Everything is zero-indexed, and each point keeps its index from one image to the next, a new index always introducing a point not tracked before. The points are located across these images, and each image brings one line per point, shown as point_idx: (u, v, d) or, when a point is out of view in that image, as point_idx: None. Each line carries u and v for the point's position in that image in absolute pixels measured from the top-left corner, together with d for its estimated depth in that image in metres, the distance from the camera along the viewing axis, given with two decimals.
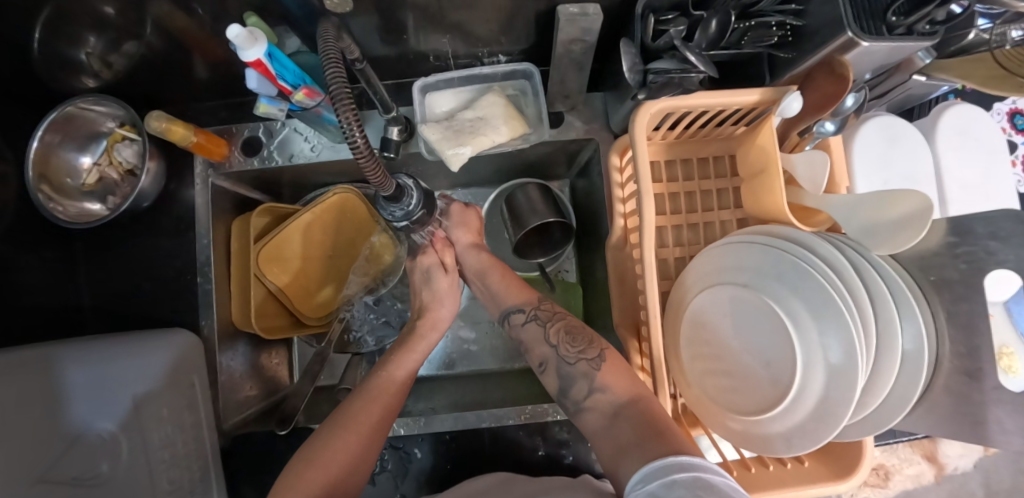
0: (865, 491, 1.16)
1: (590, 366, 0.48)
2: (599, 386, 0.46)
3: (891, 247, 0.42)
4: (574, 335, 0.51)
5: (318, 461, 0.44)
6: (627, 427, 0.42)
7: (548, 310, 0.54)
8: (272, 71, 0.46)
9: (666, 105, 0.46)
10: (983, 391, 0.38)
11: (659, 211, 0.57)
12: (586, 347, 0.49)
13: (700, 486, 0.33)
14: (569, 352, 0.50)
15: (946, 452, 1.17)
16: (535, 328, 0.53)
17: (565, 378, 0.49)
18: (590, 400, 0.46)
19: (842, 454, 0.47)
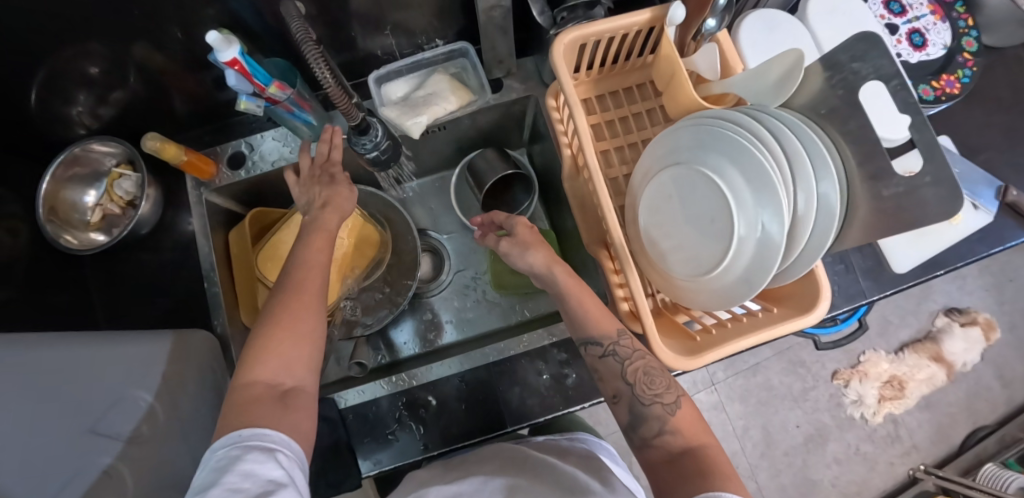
0: (886, 405, 1.20)
1: (665, 409, 0.50)
2: (671, 428, 0.49)
3: (777, 93, 0.50)
4: (650, 375, 0.52)
5: (271, 341, 0.45)
6: (690, 463, 0.46)
7: (628, 346, 0.54)
8: (248, 70, 0.54)
9: (575, 34, 0.54)
10: (888, 186, 0.44)
11: (601, 138, 0.65)
12: (662, 390, 0.51)
13: None
14: (645, 393, 0.51)
15: (953, 350, 1.22)
16: (613, 366, 0.53)
17: (636, 416, 0.51)
18: (659, 439, 0.49)
19: (801, 293, 0.53)
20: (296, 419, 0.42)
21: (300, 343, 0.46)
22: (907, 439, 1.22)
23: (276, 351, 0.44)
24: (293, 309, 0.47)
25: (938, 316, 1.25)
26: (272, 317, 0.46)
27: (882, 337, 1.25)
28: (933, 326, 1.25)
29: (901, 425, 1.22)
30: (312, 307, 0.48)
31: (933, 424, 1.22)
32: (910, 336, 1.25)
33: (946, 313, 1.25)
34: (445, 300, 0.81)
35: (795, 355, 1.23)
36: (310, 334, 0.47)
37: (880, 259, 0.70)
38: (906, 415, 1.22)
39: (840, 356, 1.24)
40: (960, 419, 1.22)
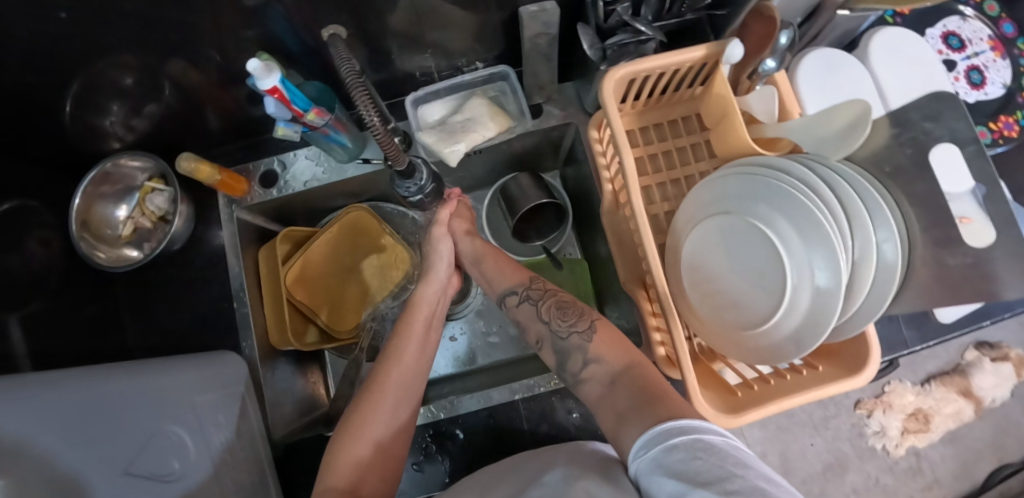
0: (909, 438, 1.18)
1: (581, 339, 0.51)
2: (594, 358, 0.50)
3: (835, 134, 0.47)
4: (564, 310, 0.54)
5: (353, 437, 0.49)
6: (622, 394, 0.45)
7: (539, 289, 0.57)
8: (287, 97, 0.53)
9: (626, 70, 0.52)
10: (956, 255, 0.42)
11: (643, 173, 0.62)
12: (576, 320, 0.53)
13: (700, 448, 0.35)
14: (562, 326, 0.53)
15: (981, 385, 1.19)
16: (528, 308, 0.56)
17: (561, 353, 0.52)
18: (586, 372, 0.50)
19: (853, 352, 0.51)
20: None
21: (377, 443, 0.49)
22: (929, 473, 1.20)
23: (353, 450, 0.48)
24: (376, 406, 0.50)
25: (968, 350, 1.22)
26: (358, 414, 0.50)
27: (909, 368, 1.22)
28: (962, 359, 1.22)
29: (923, 459, 1.20)
30: (397, 402, 0.51)
31: (957, 459, 1.20)
32: (937, 368, 1.22)
33: (977, 347, 1.22)
34: (471, 323, 0.80)
35: None
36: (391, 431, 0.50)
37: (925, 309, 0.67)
38: (929, 450, 1.20)
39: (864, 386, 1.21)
40: (985, 456, 1.20)
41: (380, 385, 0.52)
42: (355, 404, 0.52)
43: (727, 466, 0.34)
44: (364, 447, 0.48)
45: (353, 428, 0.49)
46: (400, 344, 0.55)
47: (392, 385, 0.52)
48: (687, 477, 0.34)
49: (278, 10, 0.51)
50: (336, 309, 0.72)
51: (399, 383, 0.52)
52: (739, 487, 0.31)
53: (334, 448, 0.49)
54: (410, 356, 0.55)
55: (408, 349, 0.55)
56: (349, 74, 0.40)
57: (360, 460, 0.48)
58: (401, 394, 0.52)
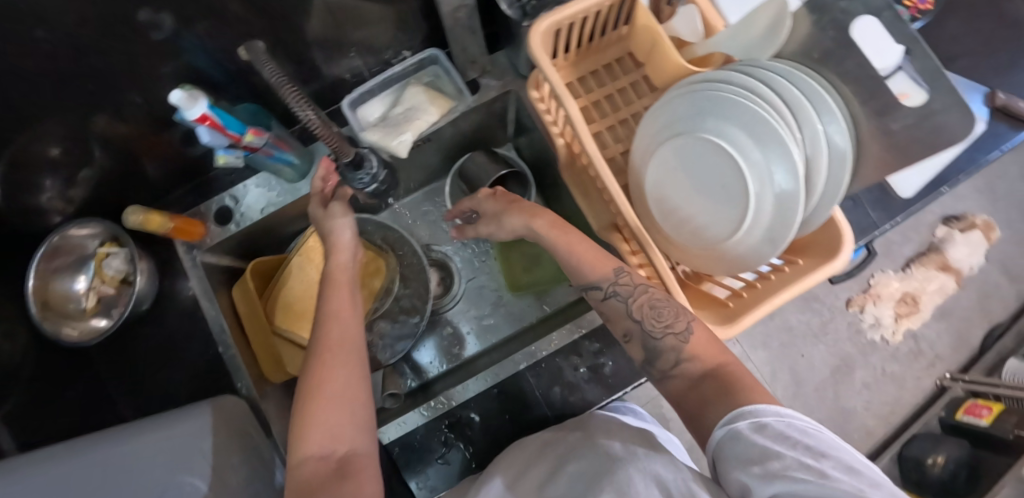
0: (903, 323, 1.23)
1: (677, 340, 0.47)
2: (689, 356, 0.47)
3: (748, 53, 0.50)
4: (658, 307, 0.49)
5: (314, 402, 0.43)
6: (710, 388, 0.45)
7: (628, 284, 0.52)
8: (219, 122, 0.52)
9: (549, 20, 0.52)
10: (899, 119, 0.43)
11: (591, 121, 0.63)
12: (673, 320, 0.48)
13: (793, 430, 0.37)
14: (655, 327, 0.49)
15: (957, 257, 1.26)
16: (617, 305, 0.51)
17: (652, 351, 0.49)
18: (679, 370, 0.48)
19: (827, 240, 0.52)
20: (359, 483, 0.39)
21: (343, 403, 0.44)
22: (929, 352, 1.25)
23: (327, 421, 0.42)
24: (324, 372, 0.45)
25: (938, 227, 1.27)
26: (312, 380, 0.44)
27: (889, 258, 1.27)
28: (934, 237, 1.28)
29: (920, 339, 1.25)
30: (355, 363, 0.47)
31: (951, 332, 1.26)
32: (915, 250, 1.28)
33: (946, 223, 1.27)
34: (461, 311, 0.79)
35: (807, 293, 1.25)
36: (353, 387, 0.45)
37: (886, 189, 0.71)
38: (924, 330, 1.25)
39: (851, 284, 1.25)
40: (975, 322, 1.26)
41: (324, 351, 0.46)
42: (306, 370, 0.46)
43: (822, 447, 0.36)
44: (330, 412, 0.43)
45: (312, 387, 0.44)
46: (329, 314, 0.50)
47: (332, 343, 0.47)
48: (785, 451, 0.36)
49: (190, 39, 0.49)
50: None
51: (342, 343, 0.47)
52: (837, 467, 0.34)
53: (296, 420, 0.43)
54: (346, 317, 0.50)
55: (342, 313, 0.50)
56: (275, 79, 0.46)
57: (331, 427, 0.42)
58: (351, 353, 0.47)
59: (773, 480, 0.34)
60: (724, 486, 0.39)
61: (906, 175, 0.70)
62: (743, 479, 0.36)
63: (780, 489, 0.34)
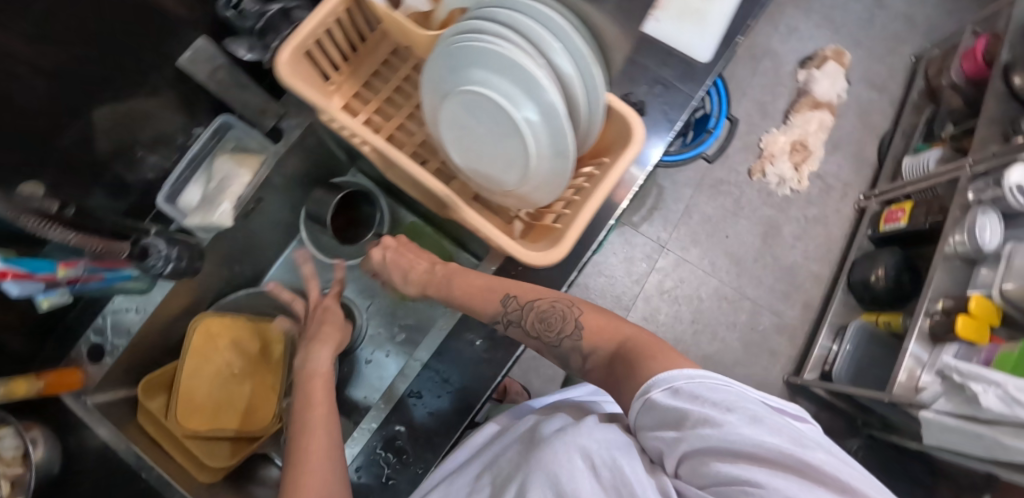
0: (803, 169, 1.31)
1: (573, 340, 0.53)
2: (590, 350, 0.51)
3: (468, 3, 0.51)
4: (546, 319, 0.54)
5: None
6: (620, 366, 0.46)
7: (515, 308, 0.56)
8: (23, 271, 0.48)
9: (286, 50, 0.50)
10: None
11: (388, 120, 0.65)
12: (562, 326, 0.53)
13: (702, 387, 0.39)
14: (551, 336, 0.54)
15: (824, 91, 1.34)
16: (516, 332, 0.56)
17: (561, 356, 0.54)
18: (590, 362, 0.52)
19: (619, 131, 0.53)
20: None
21: None
22: (837, 183, 1.34)
23: None
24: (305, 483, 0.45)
25: (797, 73, 1.35)
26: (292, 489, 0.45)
27: (769, 117, 1.34)
28: (799, 82, 1.35)
29: (825, 176, 1.34)
30: (326, 469, 0.47)
31: (848, 158, 1.35)
32: (789, 101, 1.35)
33: (802, 67, 1.35)
34: (373, 338, 0.80)
35: (713, 179, 1.31)
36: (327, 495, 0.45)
37: (687, 60, 0.71)
38: (824, 167, 1.34)
39: (746, 155, 1.32)
40: (863, 141, 1.37)
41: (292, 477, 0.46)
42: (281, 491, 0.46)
43: (730, 401, 0.37)
44: None
45: None
46: (301, 410, 0.54)
47: (315, 453, 0.48)
48: (694, 409, 0.37)
49: None
50: (244, 415, 0.70)
51: (320, 454, 0.48)
52: (743, 419, 0.36)
53: None
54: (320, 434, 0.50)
55: (317, 434, 0.50)
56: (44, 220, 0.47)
57: None
58: (321, 464, 0.48)
59: (683, 440, 0.37)
60: (643, 446, 0.42)
61: (659, 23, 0.72)
62: (659, 441, 0.39)
63: (693, 449, 0.36)
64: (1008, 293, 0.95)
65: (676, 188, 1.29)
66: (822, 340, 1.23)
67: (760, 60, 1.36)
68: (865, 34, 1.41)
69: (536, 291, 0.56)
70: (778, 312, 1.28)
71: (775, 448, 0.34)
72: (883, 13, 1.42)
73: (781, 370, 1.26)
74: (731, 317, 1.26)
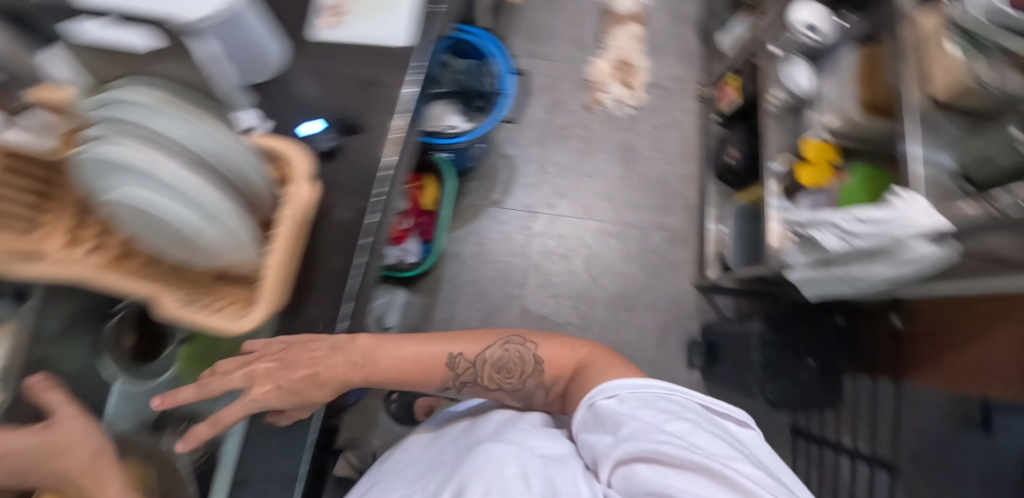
0: (635, 84, 1.32)
1: (536, 380, 0.58)
2: (552, 382, 0.58)
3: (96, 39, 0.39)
4: (505, 368, 0.58)
5: None
6: (580, 386, 0.55)
7: (467, 364, 0.57)
8: None
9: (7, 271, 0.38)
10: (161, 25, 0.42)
11: None
12: (520, 370, 0.58)
13: (639, 396, 0.49)
14: (511, 382, 0.58)
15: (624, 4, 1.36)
16: (472, 389, 0.58)
17: (522, 398, 0.59)
18: (555, 396, 0.60)
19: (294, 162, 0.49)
20: None
21: None
22: (676, 83, 1.34)
23: None
24: None
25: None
26: None
27: (586, 49, 1.34)
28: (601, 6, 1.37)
29: (659, 82, 1.34)
30: None
31: (675, 55, 1.35)
32: (597, 26, 1.36)
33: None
34: None
35: (555, 128, 1.30)
36: None
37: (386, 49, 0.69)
38: (655, 73, 1.34)
39: (578, 92, 1.32)
40: (681, 35, 1.37)
41: None
42: None
43: (660, 407, 0.48)
44: None
45: None
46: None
47: None
48: (636, 416, 0.47)
49: None
50: None
51: None
52: (676, 425, 0.45)
53: None
54: None
55: None
56: None
57: None
58: None
59: (621, 443, 0.45)
60: (583, 458, 0.49)
61: (349, 26, 0.68)
62: (598, 446, 0.47)
63: (624, 455, 0.44)
64: (832, 128, 0.97)
65: (523, 152, 1.28)
66: (712, 221, 1.24)
67: None
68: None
69: (480, 346, 0.58)
70: (664, 225, 1.28)
71: (698, 455, 0.41)
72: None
73: (688, 278, 1.27)
74: (623, 248, 1.26)
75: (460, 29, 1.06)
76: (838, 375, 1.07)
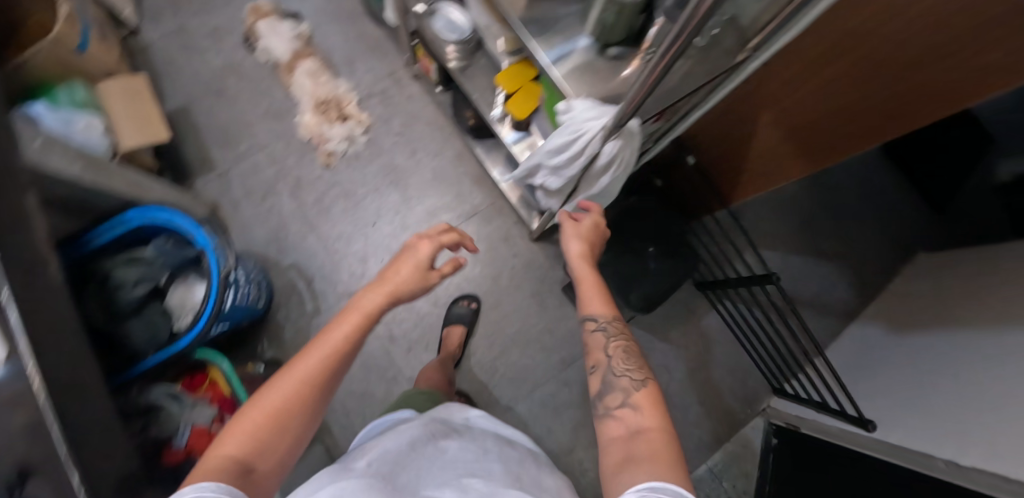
0: (348, 110, 1.22)
1: (632, 382, 0.54)
2: (632, 402, 0.51)
3: None
4: (628, 353, 0.58)
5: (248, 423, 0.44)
6: (644, 445, 0.45)
7: (617, 326, 0.60)
8: None
9: None
10: None
11: None
12: (634, 368, 0.56)
13: None
14: (619, 367, 0.57)
15: (283, 43, 1.24)
16: (599, 336, 0.60)
17: (606, 386, 0.55)
18: (618, 411, 0.51)
19: None
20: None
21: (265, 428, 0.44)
22: (382, 82, 1.26)
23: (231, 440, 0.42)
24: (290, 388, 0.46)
25: (257, 56, 1.26)
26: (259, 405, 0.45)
27: (283, 112, 1.24)
28: (268, 63, 1.26)
29: (370, 90, 1.25)
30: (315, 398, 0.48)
31: (361, 59, 1.27)
32: (278, 85, 1.25)
33: (252, 49, 1.27)
34: None
35: (313, 205, 1.20)
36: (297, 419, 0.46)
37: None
38: (360, 85, 1.25)
39: (307, 157, 1.22)
40: (359, 35, 1.29)
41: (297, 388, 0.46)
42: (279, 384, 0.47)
43: None
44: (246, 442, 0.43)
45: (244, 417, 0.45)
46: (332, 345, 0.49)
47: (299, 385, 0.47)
48: None
49: None
50: None
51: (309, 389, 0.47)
52: None
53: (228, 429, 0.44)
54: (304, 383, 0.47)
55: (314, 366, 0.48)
56: None
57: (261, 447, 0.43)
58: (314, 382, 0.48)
59: None
60: None
61: None
62: None
63: None
64: (507, 52, 0.89)
65: (303, 246, 1.18)
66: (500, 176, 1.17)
67: (223, 85, 1.25)
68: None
69: (628, 330, 0.61)
70: (471, 212, 1.23)
71: None
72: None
73: (525, 239, 1.23)
74: None
75: (120, 220, 0.89)
76: (683, 242, 1.05)
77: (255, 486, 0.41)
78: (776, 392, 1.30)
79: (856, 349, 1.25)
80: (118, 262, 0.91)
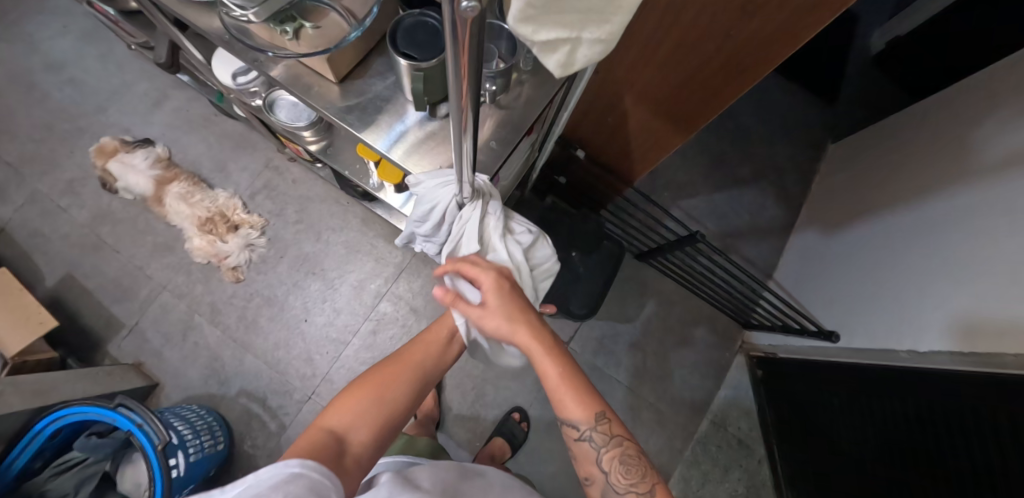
0: (237, 217, 1.18)
1: None
2: None
3: None
4: (627, 465, 0.52)
5: (351, 398, 0.56)
6: None
7: (605, 427, 0.53)
8: None
9: None
10: None
11: None
12: (639, 480, 0.51)
13: None
14: (619, 481, 0.52)
15: (142, 174, 1.17)
16: (586, 446, 0.53)
17: None
18: None
19: None
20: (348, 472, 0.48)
21: (359, 407, 0.55)
22: (261, 176, 1.23)
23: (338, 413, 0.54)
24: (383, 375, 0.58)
25: (122, 196, 1.19)
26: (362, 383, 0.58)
27: (172, 242, 1.18)
28: (136, 198, 1.19)
29: (252, 189, 1.22)
30: (406, 379, 0.59)
31: (232, 163, 1.24)
32: (155, 216, 1.19)
33: (113, 191, 1.19)
34: None
35: (237, 324, 1.15)
36: (387, 402, 0.57)
37: None
38: (240, 187, 1.22)
39: (213, 279, 1.17)
40: (221, 137, 1.25)
41: (389, 375, 0.59)
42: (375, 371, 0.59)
43: None
44: (344, 417, 0.53)
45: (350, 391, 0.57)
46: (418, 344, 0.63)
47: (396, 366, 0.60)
48: None
49: None
50: None
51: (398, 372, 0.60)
52: None
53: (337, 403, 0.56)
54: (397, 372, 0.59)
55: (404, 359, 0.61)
56: None
57: (356, 420, 0.54)
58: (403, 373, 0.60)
59: None
60: None
61: None
62: None
63: None
64: None
65: (240, 369, 1.13)
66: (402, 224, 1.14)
67: (98, 238, 1.17)
68: (97, 104, 1.26)
69: (620, 421, 0.54)
70: (397, 271, 1.20)
71: None
72: (77, 78, 1.27)
73: None
74: (398, 325, 1.17)
75: (34, 433, 0.83)
76: (601, 233, 1.08)
77: (346, 454, 0.50)
78: (747, 326, 1.31)
79: (800, 260, 1.27)
80: (48, 476, 0.86)
